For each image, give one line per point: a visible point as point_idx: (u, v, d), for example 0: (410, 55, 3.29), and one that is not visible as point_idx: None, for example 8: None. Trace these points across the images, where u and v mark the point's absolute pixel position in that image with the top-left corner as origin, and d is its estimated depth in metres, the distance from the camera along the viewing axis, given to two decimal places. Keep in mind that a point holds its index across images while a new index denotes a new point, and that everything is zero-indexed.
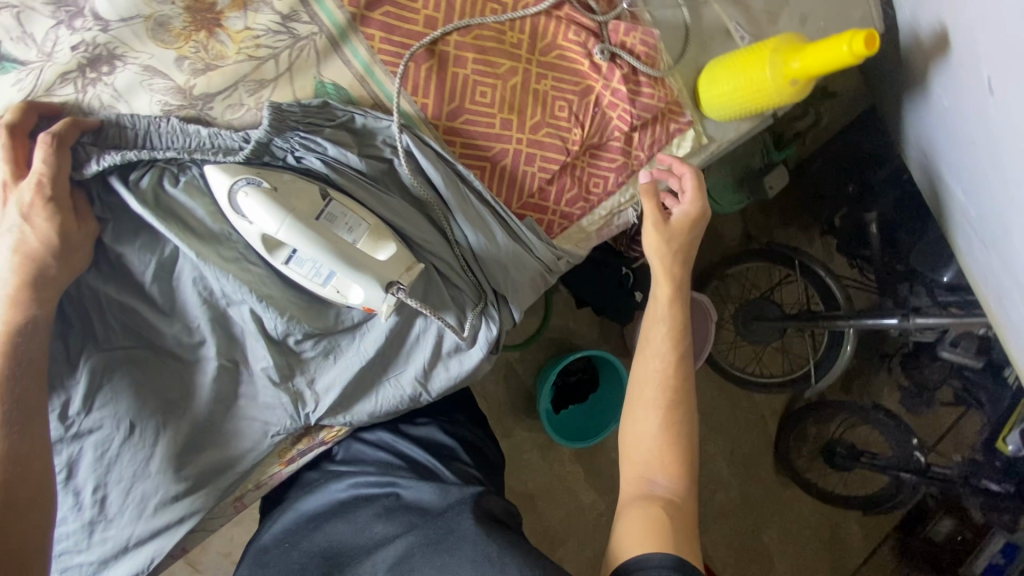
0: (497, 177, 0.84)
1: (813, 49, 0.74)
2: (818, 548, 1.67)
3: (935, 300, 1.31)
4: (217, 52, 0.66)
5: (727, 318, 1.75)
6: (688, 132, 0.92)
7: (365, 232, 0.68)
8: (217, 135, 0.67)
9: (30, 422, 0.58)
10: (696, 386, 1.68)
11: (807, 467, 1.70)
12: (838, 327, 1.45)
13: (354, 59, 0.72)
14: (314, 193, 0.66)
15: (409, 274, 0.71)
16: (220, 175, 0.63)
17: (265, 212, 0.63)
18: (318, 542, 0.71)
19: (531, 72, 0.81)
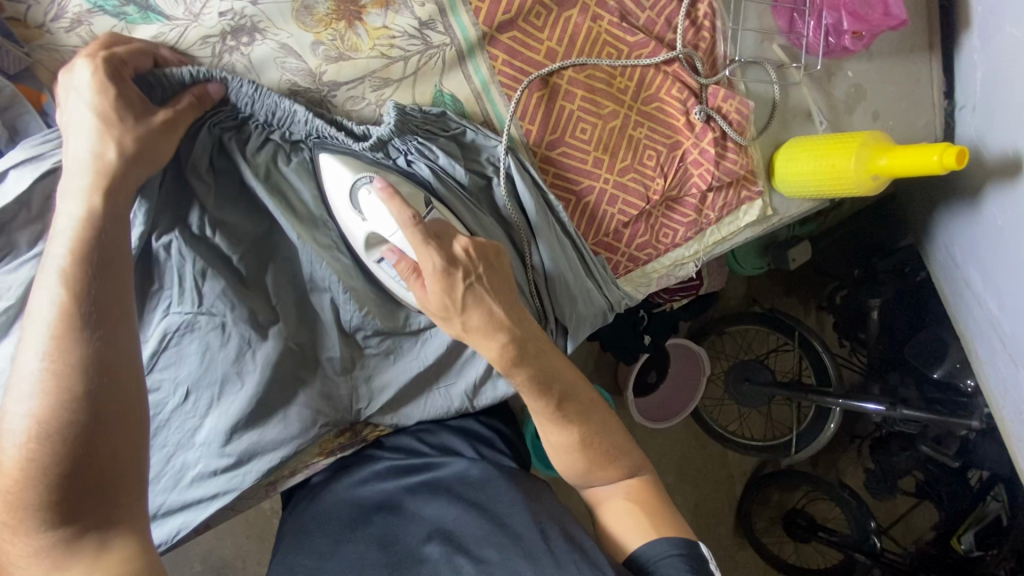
0: (579, 211, 0.86)
1: (904, 150, 0.80)
2: None
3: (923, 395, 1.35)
4: (352, 44, 0.67)
5: (719, 373, 1.80)
6: (756, 202, 0.96)
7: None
8: (335, 125, 0.68)
9: (110, 328, 0.56)
10: (678, 434, 1.73)
11: (765, 532, 1.74)
12: (827, 402, 1.51)
13: (475, 75, 0.74)
14: (418, 196, 0.66)
15: None
16: (342, 169, 0.65)
17: (381, 213, 0.64)
18: (371, 533, 0.68)
19: (631, 118, 0.84)
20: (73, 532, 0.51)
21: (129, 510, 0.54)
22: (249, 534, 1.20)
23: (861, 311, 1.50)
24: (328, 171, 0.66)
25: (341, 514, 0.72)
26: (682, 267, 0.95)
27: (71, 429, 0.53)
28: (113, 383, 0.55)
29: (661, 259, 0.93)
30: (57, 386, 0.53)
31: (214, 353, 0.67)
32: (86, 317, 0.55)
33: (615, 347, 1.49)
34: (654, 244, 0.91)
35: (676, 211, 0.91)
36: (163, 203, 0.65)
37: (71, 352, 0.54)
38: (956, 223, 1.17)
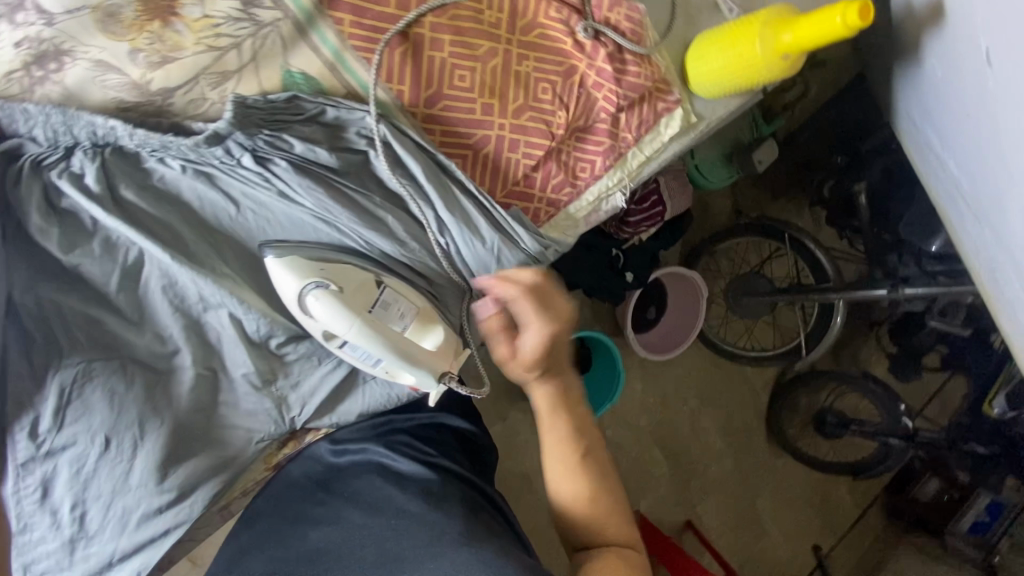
0: (481, 165, 0.81)
1: (805, 20, 0.72)
2: (809, 513, 1.70)
3: (923, 269, 1.26)
4: (173, 43, 0.61)
5: (717, 293, 1.74)
6: (677, 112, 0.89)
7: (416, 318, 0.70)
8: (167, 143, 0.61)
9: None
10: (689, 362, 1.68)
11: (798, 437, 1.70)
12: (828, 297, 1.44)
13: (323, 45, 0.68)
14: (369, 284, 0.67)
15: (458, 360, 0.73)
16: (289, 274, 0.65)
17: (334, 316, 0.64)
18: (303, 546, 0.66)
19: (512, 53, 0.77)
20: None
21: None
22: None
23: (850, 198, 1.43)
24: (275, 274, 0.66)
25: (296, 511, 0.71)
26: (610, 199, 0.90)
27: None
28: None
29: (584, 196, 0.88)
30: None
31: (122, 396, 0.65)
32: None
33: (598, 291, 1.46)
34: (572, 182, 0.86)
35: (588, 142, 0.86)
36: (13, 255, 0.63)
37: None
38: (909, 84, 1.07)
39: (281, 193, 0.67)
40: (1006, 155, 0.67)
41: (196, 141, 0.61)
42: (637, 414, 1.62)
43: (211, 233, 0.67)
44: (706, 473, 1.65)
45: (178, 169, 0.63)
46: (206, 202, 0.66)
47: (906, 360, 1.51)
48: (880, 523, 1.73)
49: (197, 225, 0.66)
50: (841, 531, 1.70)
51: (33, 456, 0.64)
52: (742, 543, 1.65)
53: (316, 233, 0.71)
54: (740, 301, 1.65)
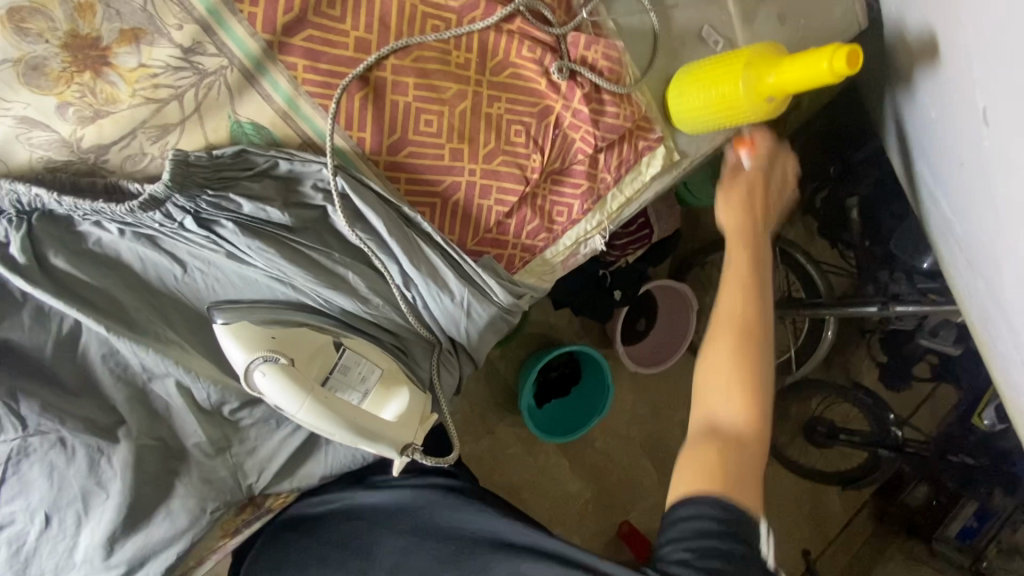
0: (449, 214, 0.76)
1: (791, 63, 0.67)
2: (801, 520, 1.65)
3: (915, 286, 1.24)
4: (107, 95, 0.56)
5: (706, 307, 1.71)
6: (658, 150, 0.85)
7: (378, 383, 0.67)
8: (100, 209, 0.56)
9: None
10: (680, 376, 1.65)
11: (788, 446, 1.65)
12: (819, 314, 1.39)
13: (275, 93, 0.63)
14: (326, 347, 0.64)
15: (422, 430, 0.68)
16: (236, 347, 0.60)
17: (282, 393, 0.60)
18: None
19: (482, 94, 0.73)
20: None
21: None
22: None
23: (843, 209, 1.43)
24: (223, 343, 0.61)
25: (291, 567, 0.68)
26: (589, 242, 0.86)
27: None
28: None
29: (560, 240, 0.83)
30: None
31: (63, 471, 0.61)
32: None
33: (586, 311, 1.42)
34: (548, 227, 0.82)
35: (565, 184, 0.81)
36: None
37: None
38: (901, 111, 1.04)
39: (231, 254, 0.62)
40: (1000, 216, 0.64)
41: (131, 206, 0.56)
42: (628, 427, 1.59)
43: (157, 296, 0.62)
44: None
45: (115, 232, 0.58)
46: (150, 264, 0.61)
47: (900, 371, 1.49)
48: (869, 527, 1.68)
49: (139, 290, 0.61)
50: (831, 535, 1.66)
51: None
52: None
53: (272, 292, 0.66)
54: None
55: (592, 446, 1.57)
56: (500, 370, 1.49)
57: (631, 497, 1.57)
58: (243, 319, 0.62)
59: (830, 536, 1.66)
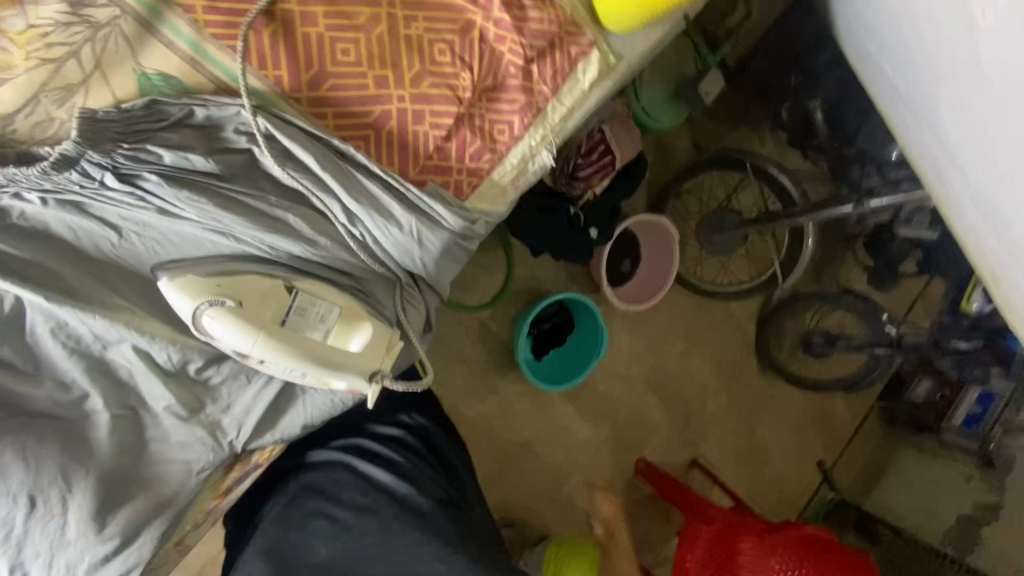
0: (385, 144, 0.75)
1: None
2: (808, 431, 1.72)
3: (886, 179, 1.25)
4: (0, 62, 0.55)
5: (688, 234, 1.68)
6: (592, 54, 0.83)
7: (338, 319, 0.66)
8: (14, 175, 0.55)
9: None
10: (673, 307, 1.63)
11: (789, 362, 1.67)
12: (798, 222, 1.39)
13: (177, 39, 0.60)
14: (277, 288, 0.63)
15: (389, 356, 0.70)
16: (181, 296, 0.60)
17: (235, 334, 0.60)
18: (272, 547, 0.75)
19: (396, 16, 0.70)
20: None
21: None
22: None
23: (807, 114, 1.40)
24: (170, 297, 0.61)
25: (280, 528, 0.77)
26: (536, 158, 0.85)
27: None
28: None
29: (506, 160, 0.82)
30: None
31: (36, 452, 0.61)
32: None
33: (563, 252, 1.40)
34: (491, 147, 0.81)
35: (501, 101, 0.80)
36: None
37: None
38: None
39: (162, 209, 0.61)
40: (932, 54, 0.65)
41: (42, 167, 0.54)
42: (628, 364, 1.59)
43: (97, 264, 0.61)
44: (703, 411, 1.65)
45: (38, 201, 0.57)
46: (82, 232, 0.60)
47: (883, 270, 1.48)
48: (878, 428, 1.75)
49: (76, 259, 0.60)
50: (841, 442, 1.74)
51: None
52: (749, 475, 1.67)
53: (214, 245, 0.65)
54: (714, 240, 1.58)
55: (596, 390, 1.57)
56: (491, 329, 1.48)
57: (641, 435, 1.59)
58: (187, 273, 0.61)
59: (838, 447, 1.73)
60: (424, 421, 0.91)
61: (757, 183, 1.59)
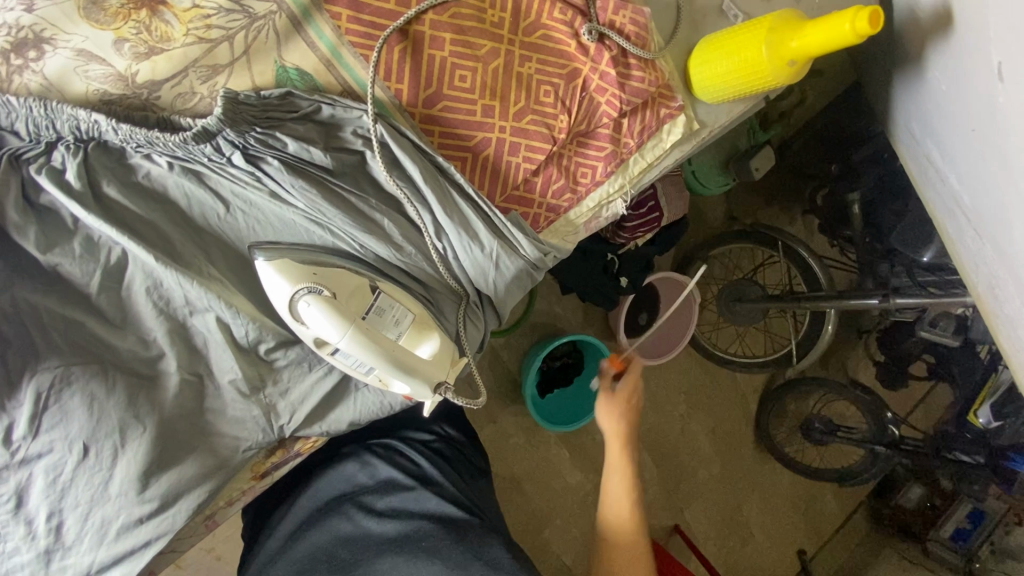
0: (479, 168, 0.78)
1: (814, 27, 0.70)
2: (793, 517, 1.70)
3: (915, 280, 1.24)
4: (161, 33, 0.58)
5: (709, 299, 1.72)
6: (680, 118, 0.87)
7: (411, 326, 0.69)
8: (152, 139, 0.58)
9: None
10: (683, 367, 1.65)
11: (786, 442, 1.69)
12: (822, 307, 1.41)
13: (319, 40, 0.65)
14: (364, 287, 0.66)
15: (453, 370, 0.72)
16: (281, 279, 0.62)
17: (326, 323, 0.62)
18: (302, 550, 0.77)
19: (514, 53, 0.75)
20: None
21: None
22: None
23: (844, 205, 1.42)
24: (265, 276, 0.63)
25: (310, 530, 0.78)
26: (610, 206, 0.89)
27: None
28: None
29: (584, 202, 0.86)
30: None
31: (102, 402, 0.61)
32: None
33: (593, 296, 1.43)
34: (572, 188, 0.84)
35: (590, 147, 0.84)
36: None
37: None
38: (908, 95, 1.07)
39: (273, 193, 0.64)
40: (1015, 176, 0.68)
41: (183, 137, 0.58)
42: None
43: (200, 233, 0.64)
44: (696, 477, 1.63)
45: (164, 165, 0.60)
46: (194, 201, 0.63)
47: (892, 368, 1.50)
48: (864, 526, 1.75)
49: (183, 225, 0.63)
50: (825, 534, 1.71)
51: (7, 463, 0.61)
52: (730, 548, 1.65)
53: (308, 234, 0.68)
54: (735, 309, 1.61)
55: (593, 438, 1.57)
56: (504, 359, 1.50)
57: None
58: (284, 257, 0.64)
59: (822, 537, 1.71)
60: (453, 433, 0.92)
61: (785, 261, 1.62)
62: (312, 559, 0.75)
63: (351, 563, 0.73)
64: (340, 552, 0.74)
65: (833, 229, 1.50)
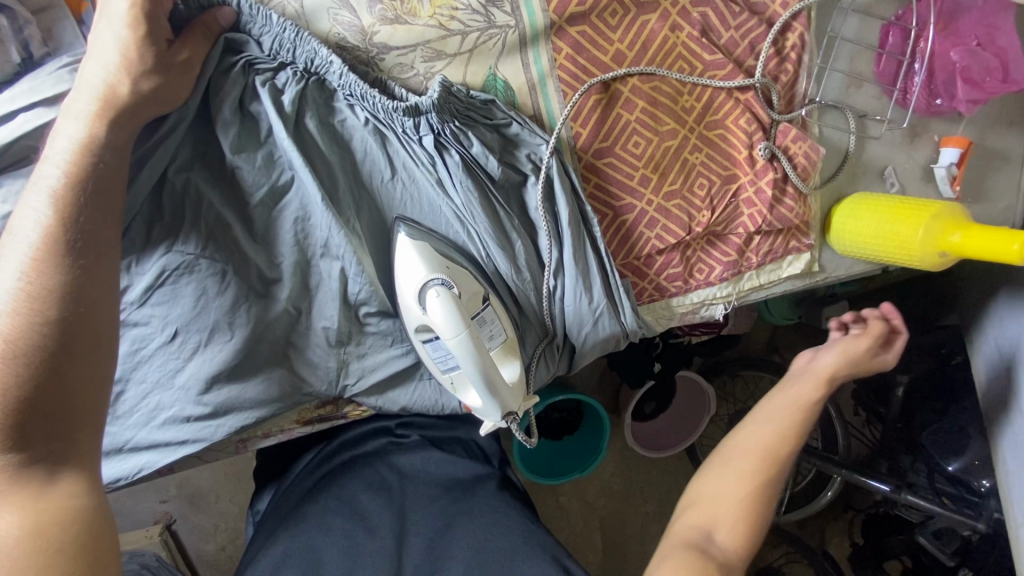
0: (614, 229, 0.80)
1: (982, 230, 0.74)
2: None
3: (931, 484, 1.25)
4: (411, 8, 0.64)
5: (722, 415, 1.71)
6: (804, 255, 0.89)
7: (500, 345, 0.71)
8: (368, 95, 0.64)
9: (93, 259, 0.55)
10: (669, 469, 1.64)
11: None
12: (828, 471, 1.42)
13: (533, 65, 0.69)
14: (479, 295, 0.68)
15: (524, 404, 0.72)
16: (419, 262, 0.65)
17: (445, 318, 0.62)
18: (318, 493, 0.75)
19: (689, 140, 0.78)
20: (22, 459, 0.50)
21: (83, 445, 0.52)
22: (226, 472, 1.30)
23: (888, 385, 1.39)
24: (403, 252, 0.66)
25: (326, 479, 0.77)
26: (710, 307, 0.89)
27: (40, 353, 0.51)
28: (88, 319, 0.54)
29: (689, 294, 0.86)
30: (32, 308, 0.52)
31: (209, 299, 0.64)
32: (69, 245, 0.54)
33: (621, 369, 1.40)
34: (685, 278, 0.85)
35: (715, 248, 0.85)
36: (187, 138, 0.63)
37: (55, 274, 0.53)
38: (992, 327, 1.15)
39: (438, 181, 0.68)
40: None
41: (397, 106, 0.64)
42: (596, 493, 1.59)
43: (361, 188, 0.68)
44: None
45: (361, 120, 0.66)
46: (369, 159, 0.67)
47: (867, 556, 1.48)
48: None
49: (351, 176, 0.67)
50: None
51: None
52: None
53: (447, 227, 0.71)
54: None
55: (558, 498, 1.56)
56: None
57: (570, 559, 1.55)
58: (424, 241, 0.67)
59: None
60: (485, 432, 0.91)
61: None
62: (332, 498, 0.74)
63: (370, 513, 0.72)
64: (359, 496, 0.74)
65: (868, 403, 1.45)
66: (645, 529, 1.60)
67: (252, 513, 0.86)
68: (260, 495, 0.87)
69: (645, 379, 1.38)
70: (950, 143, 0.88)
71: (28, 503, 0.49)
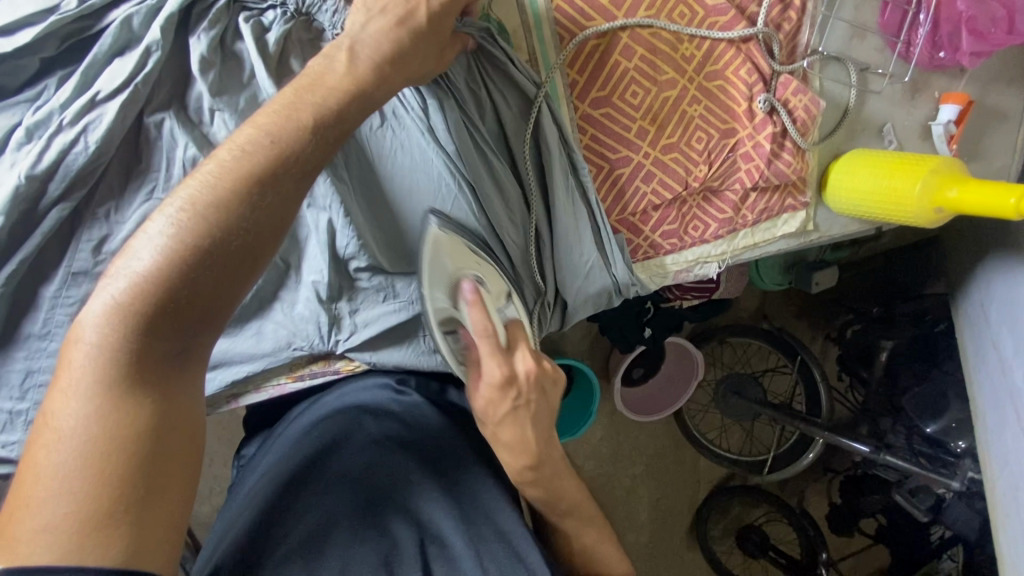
0: (609, 183, 0.78)
1: (980, 185, 0.73)
2: None
3: (910, 445, 1.28)
4: None
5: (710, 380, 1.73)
6: (799, 213, 0.89)
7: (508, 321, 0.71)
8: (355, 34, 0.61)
9: (262, 213, 0.48)
10: (656, 431, 1.67)
11: (717, 540, 1.71)
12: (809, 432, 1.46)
13: (529, 4, 0.69)
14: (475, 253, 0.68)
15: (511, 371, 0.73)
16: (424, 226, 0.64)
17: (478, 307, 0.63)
18: (306, 450, 0.64)
19: (688, 91, 0.76)
20: (114, 393, 0.43)
21: (177, 387, 0.46)
22: (217, 436, 1.29)
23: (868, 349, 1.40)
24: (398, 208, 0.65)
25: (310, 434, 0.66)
26: (704, 266, 0.88)
27: (173, 278, 0.45)
28: (220, 265, 0.46)
29: (684, 252, 0.86)
30: (179, 235, 0.45)
31: None
32: (242, 207, 0.47)
33: (612, 334, 1.39)
34: (680, 235, 0.84)
35: (712, 205, 0.84)
36: (164, 76, 0.60)
37: (214, 216, 0.46)
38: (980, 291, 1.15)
39: (428, 128, 0.66)
40: None
41: None
42: (586, 455, 1.60)
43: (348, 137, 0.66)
44: (623, 538, 1.64)
45: None
46: None
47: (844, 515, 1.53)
48: None
49: None
50: None
51: (86, 270, 0.60)
52: None
53: (438, 179, 0.68)
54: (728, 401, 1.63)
55: None
56: None
57: None
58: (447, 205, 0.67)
59: None
60: None
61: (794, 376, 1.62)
62: (321, 454, 0.63)
63: (365, 473, 0.61)
64: (351, 447, 0.64)
65: (850, 367, 1.46)
66: (631, 489, 1.63)
67: (238, 461, 0.82)
68: (248, 442, 0.83)
69: (634, 342, 1.39)
70: (950, 99, 0.87)
71: (109, 437, 0.42)
